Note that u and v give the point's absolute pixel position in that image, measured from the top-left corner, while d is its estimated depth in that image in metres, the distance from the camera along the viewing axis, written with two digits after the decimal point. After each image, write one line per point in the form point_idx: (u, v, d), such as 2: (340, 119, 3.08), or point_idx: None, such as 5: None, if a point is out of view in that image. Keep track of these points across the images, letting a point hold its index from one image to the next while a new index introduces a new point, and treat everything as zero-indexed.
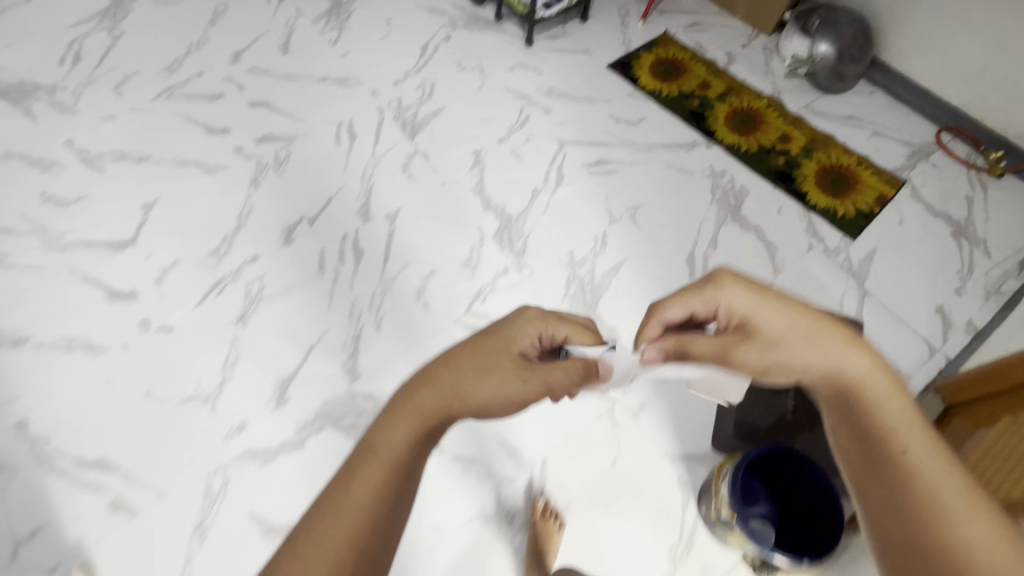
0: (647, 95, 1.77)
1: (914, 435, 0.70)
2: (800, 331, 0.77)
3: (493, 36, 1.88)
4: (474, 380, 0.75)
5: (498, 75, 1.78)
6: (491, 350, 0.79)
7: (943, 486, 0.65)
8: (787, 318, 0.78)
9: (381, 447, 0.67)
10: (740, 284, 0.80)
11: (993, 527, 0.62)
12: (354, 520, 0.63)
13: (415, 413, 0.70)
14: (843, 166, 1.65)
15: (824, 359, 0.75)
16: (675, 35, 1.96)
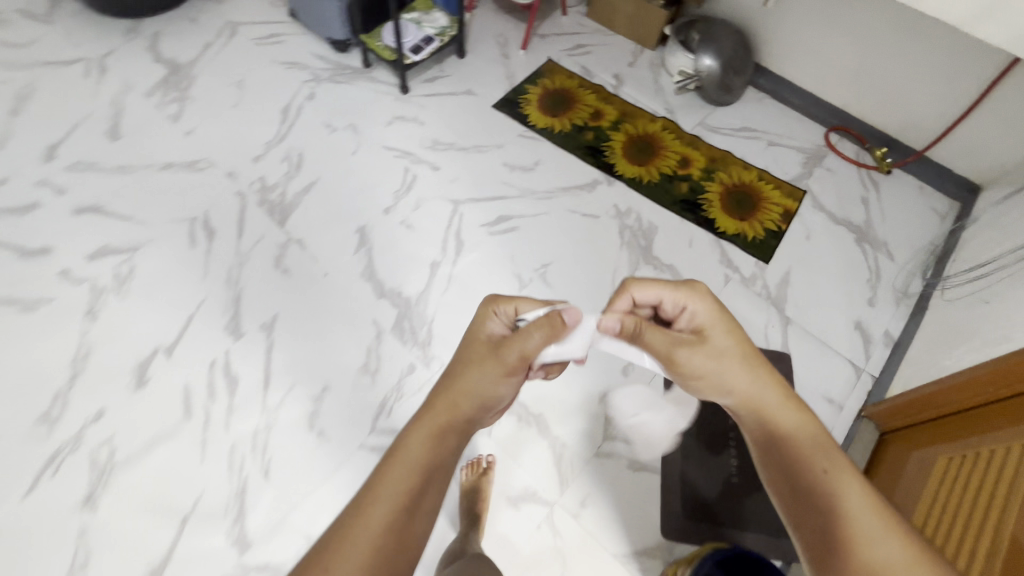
0: (540, 134, 1.66)
1: (829, 462, 0.68)
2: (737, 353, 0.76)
3: (364, 87, 1.70)
4: (465, 372, 0.75)
5: (375, 132, 1.60)
6: (472, 345, 0.78)
7: (858, 509, 0.64)
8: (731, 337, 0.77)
9: (399, 453, 0.66)
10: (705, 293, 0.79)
11: (907, 549, 0.60)
12: (380, 527, 0.59)
13: (425, 417, 0.70)
14: (745, 184, 1.61)
15: (753, 386, 0.75)
16: (559, 62, 1.86)
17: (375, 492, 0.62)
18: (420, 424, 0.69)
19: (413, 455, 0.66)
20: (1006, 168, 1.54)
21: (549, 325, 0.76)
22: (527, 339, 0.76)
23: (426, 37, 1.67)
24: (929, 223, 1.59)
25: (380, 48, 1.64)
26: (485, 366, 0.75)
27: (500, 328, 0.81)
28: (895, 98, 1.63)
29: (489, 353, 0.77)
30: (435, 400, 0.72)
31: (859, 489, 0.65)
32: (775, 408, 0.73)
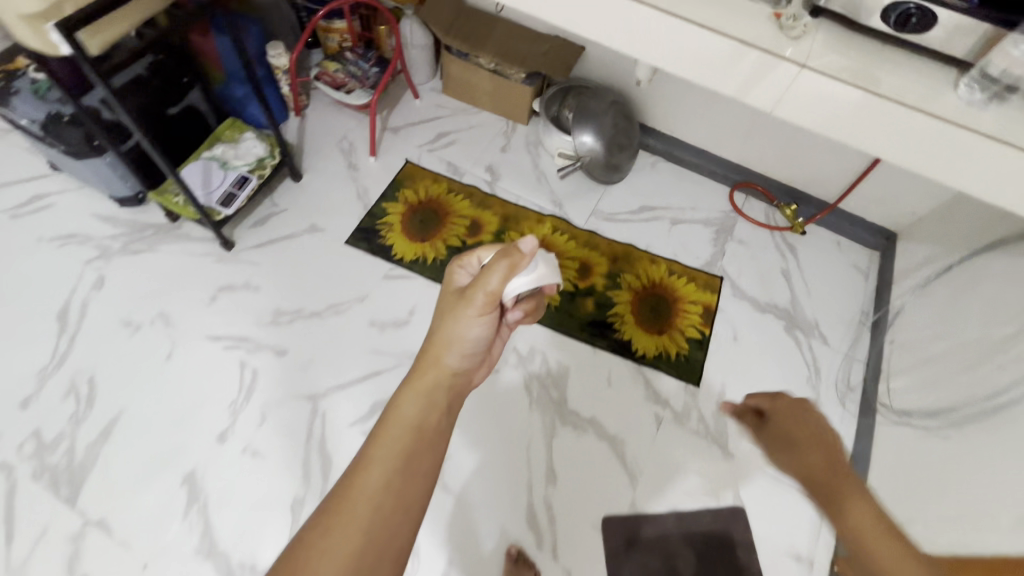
0: (411, 268, 1.37)
1: (856, 500, 0.59)
2: (802, 427, 0.69)
3: (173, 252, 1.33)
4: (440, 322, 0.76)
5: (195, 316, 1.24)
6: (445, 302, 0.78)
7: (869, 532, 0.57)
8: (791, 418, 0.71)
9: (388, 425, 0.69)
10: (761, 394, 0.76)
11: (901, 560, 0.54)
12: (371, 499, 0.64)
13: (409, 381, 0.72)
14: (656, 284, 1.40)
15: (815, 469, 0.65)
16: (420, 163, 1.56)
17: (364, 465, 0.66)
18: (406, 392, 0.72)
19: (397, 429, 0.69)
20: (919, 216, 1.41)
21: (507, 253, 0.73)
22: (489, 276, 0.73)
23: (237, 178, 1.30)
24: (855, 286, 1.44)
25: (181, 207, 1.28)
26: (458, 314, 0.76)
27: (468, 278, 0.82)
28: (796, 153, 1.46)
29: (457, 300, 0.76)
30: (415, 366, 0.74)
31: (870, 505, 0.59)
32: (829, 479, 0.62)
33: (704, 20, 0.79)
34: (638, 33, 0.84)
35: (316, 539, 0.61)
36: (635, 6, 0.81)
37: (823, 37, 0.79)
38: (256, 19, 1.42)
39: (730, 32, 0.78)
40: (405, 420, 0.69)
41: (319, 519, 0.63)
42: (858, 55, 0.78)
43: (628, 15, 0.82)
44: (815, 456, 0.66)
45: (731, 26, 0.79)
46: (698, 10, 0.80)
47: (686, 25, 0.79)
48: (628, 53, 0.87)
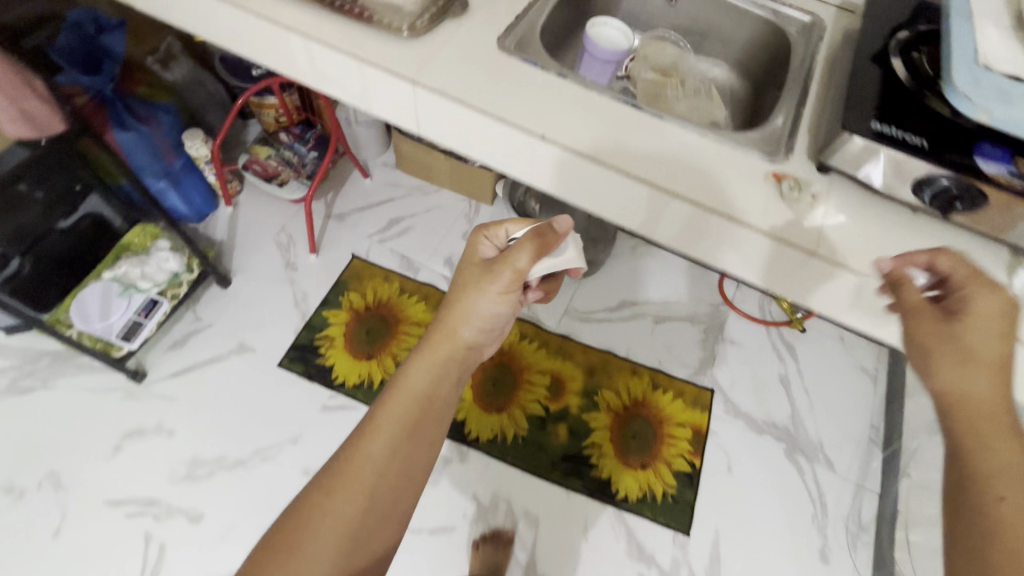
0: (355, 395, 1.18)
1: (996, 438, 0.44)
2: (992, 328, 0.46)
3: (72, 389, 1.13)
4: (459, 295, 0.67)
5: (92, 474, 1.05)
6: (466, 270, 0.69)
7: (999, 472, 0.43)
8: (1003, 310, 0.47)
9: (398, 390, 0.62)
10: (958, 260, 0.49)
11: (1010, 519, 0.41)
12: (382, 460, 0.58)
13: (427, 349, 0.65)
14: (639, 401, 1.22)
15: (984, 399, 0.45)
16: (369, 257, 1.36)
17: (374, 427, 0.59)
18: (420, 358, 0.64)
19: (410, 397, 0.61)
20: None
21: (540, 232, 0.66)
22: (517, 255, 0.65)
23: (143, 303, 1.10)
24: (864, 393, 1.27)
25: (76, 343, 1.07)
26: (481, 286, 0.66)
27: (491, 253, 0.71)
28: None
29: (483, 271, 0.67)
30: (432, 334, 0.66)
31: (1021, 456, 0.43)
32: (979, 411, 0.45)
33: (682, 184, 0.61)
34: (600, 190, 0.65)
35: (321, 499, 0.56)
36: (594, 166, 0.63)
37: (836, 204, 0.61)
38: (170, 104, 1.22)
39: (715, 204, 0.60)
40: (416, 387, 0.62)
41: (326, 475, 0.57)
42: (885, 228, 0.60)
43: (584, 174, 0.64)
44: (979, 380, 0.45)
45: (717, 191, 0.60)
46: (671, 171, 0.62)
47: (659, 194, 0.61)
48: (590, 208, 0.68)
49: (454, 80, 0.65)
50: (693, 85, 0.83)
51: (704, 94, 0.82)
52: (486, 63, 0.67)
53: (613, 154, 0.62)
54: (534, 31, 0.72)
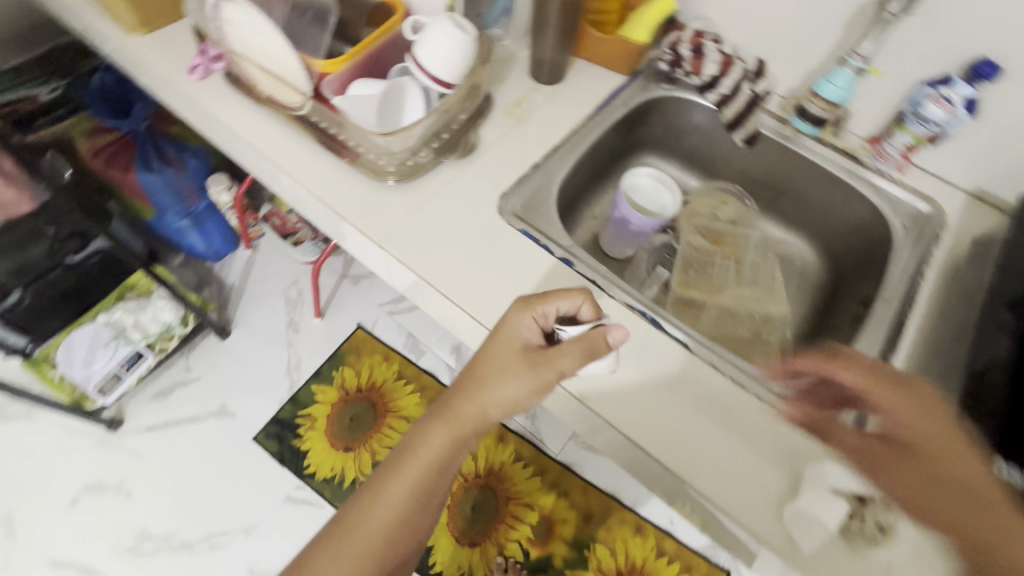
0: (322, 490, 1.08)
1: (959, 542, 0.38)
2: (913, 435, 0.40)
3: (48, 425, 1.10)
4: (486, 378, 0.47)
5: (46, 527, 1.01)
6: (496, 333, 0.48)
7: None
8: (923, 408, 0.41)
9: (412, 454, 0.50)
10: (853, 371, 0.42)
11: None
12: (397, 515, 0.50)
13: (445, 417, 0.49)
14: (636, 569, 1.04)
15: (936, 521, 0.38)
16: (374, 330, 1.27)
17: (376, 496, 0.50)
18: (433, 426, 0.50)
19: (425, 462, 0.50)
20: None
21: (593, 339, 0.44)
22: (560, 360, 0.45)
23: (128, 355, 1.06)
24: None
25: (58, 385, 1.05)
26: (514, 372, 0.46)
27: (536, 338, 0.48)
28: None
29: (520, 355, 0.46)
30: (449, 404, 0.49)
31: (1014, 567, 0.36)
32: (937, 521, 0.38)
33: (687, 458, 0.48)
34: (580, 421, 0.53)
35: (321, 558, 0.49)
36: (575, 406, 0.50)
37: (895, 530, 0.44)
38: (200, 146, 1.17)
39: (713, 496, 0.47)
40: (433, 454, 0.50)
41: (339, 523, 0.50)
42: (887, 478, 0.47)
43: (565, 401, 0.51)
44: (934, 487, 0.39)
45: (736, 481, 0.47)
46: (681, 434, 0.49)
47: (653, 464, 0.48)
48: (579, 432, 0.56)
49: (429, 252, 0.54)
50: (750, 263, 0.67)
51: (758, 281, 0.65)
52: (476, 233, 0.55)
53: (609, 394, 0.50)
54: (550, 189, 0.59)
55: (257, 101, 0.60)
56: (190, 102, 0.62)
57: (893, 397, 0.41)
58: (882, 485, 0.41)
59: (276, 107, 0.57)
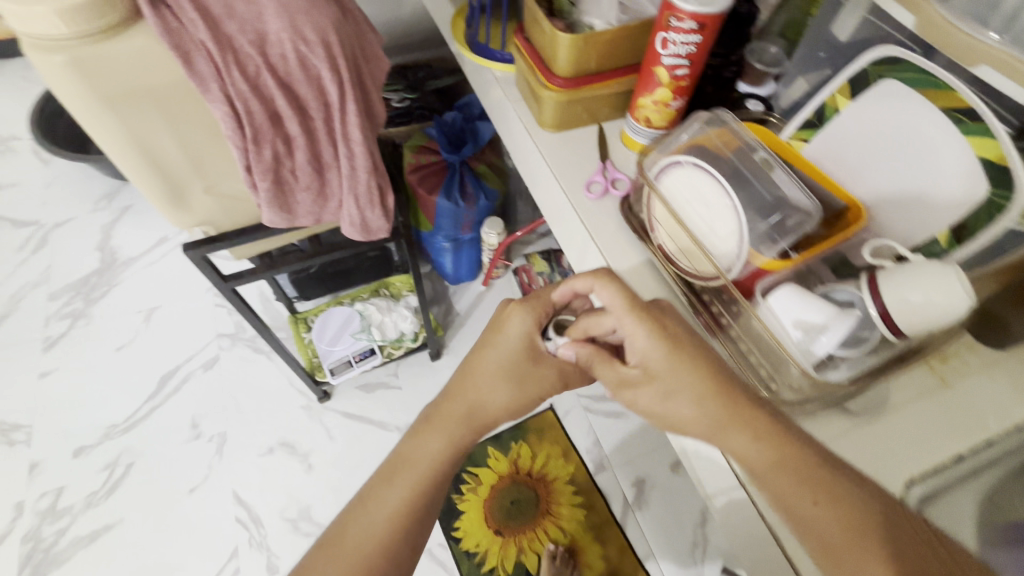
0: (460, 561, 1.05)
1: (735, 432, 0.41)
2: (654, 348, 0.46)
3: (279, 369, 1.23)
4: (484, 381, 0.53)
5: (243, 462, 1.13)
6: (485, 345, 0.55)
7: (768, 467, 0.40)
8: (664, 328, 0.47)
9: (412, 455, 0.51)
10: (616, 293, 0.47)
11: (831, 514, 0.36)
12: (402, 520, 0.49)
13: (441, 418, 0.52)
14: None
15: (706, 419, 0.43)
16: (565, 418, 1.19)
17: (377, 501, 0.49)
18: (428, 429, 0.52)
19: (425, 467, 0.50)
20: None
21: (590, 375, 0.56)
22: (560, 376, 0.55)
23: (362, 349, 1.15)
24: None
25: (304, 346, 1.17)
26: (512, 381, 0.53)
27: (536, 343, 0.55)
28: None
29: (521, 366, 0.54)
30: (445, 407, 0.53)
31: (781, 439, 0.40)
32: (704, 418, 0.43)
33: None
34: None
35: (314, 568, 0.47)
36: None
37: None
38: (496, 190, 1.20)
39: None
40: (432, 458, 0.51)
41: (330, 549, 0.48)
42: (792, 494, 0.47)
43: None
44: (689, 385, 0.44)
45: None
46: None
47: None
48: None
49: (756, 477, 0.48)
50: None
51: None
52: None
53: None
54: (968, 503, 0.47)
55: (645, 242, 0.56)
56: (574, 214, 0.60)
57: (645, 322, 0.47)
58: (642, 404, 0.47)
59: (664, 257, 0.54)
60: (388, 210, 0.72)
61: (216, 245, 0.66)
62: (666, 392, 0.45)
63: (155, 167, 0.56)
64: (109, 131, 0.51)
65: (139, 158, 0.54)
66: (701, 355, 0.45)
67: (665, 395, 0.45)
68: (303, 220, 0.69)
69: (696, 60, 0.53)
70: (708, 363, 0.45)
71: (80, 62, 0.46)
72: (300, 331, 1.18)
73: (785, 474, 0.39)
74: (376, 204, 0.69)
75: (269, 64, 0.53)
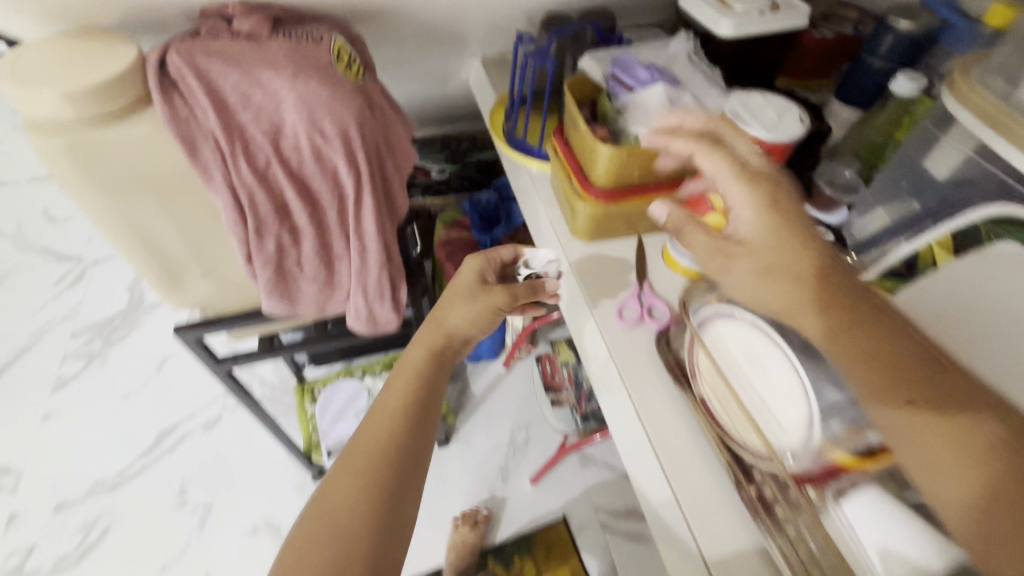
0: None
1: (825, 316, 0.33)
2: (763, 216, 0.37)
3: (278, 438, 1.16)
4: (439, 306, 0.51)
5: (223, 540, 1.04)
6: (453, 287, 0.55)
7: (872, 355, 0.31)
8: (764, 183, 0.38)
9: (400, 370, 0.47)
10: (723, 161, 0.40)
11: (944, 420, 0.29)
12: (373, 473, 0.40)
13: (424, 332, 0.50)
14: None
15: (794, 298, 0.34)
16: (577, 536, 1.05)
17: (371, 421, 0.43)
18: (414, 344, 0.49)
19: (413, 375, 0.46)
20: None
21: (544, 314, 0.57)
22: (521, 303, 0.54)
23: None
24: None
25: (305, 419, 1.10)
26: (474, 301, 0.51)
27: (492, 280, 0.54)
28: None
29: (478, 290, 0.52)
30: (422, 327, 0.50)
31: (899, 338, 0.32)
32: (793, 300, 0.35)
33: None
34: None
35: (321, 500, 0.39)
36: None
37: None
38: None
39: None
40: (416, 369, 0.47)
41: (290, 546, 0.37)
42: None
43: None
44: (797, 256, 0.35)
45: None
46: None
47: None
48: None
49: (728, 568, 0.40)
50: None
51: None
52: None
53: None
54: None
55: (683, 389, 0.46)
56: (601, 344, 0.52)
57: (760, 192, 0.38)
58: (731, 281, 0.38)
59: (708, 415, 0.43)
60: (399, 304, 0.66)
61: (213, 328, 0.61)
62: (758, 247, 0.36)
63: (149, 250, 0.52)
64: (104, 213, 0.48)
65: (133, 241, 0.51)
66: (818, 239, 0.36)
67: (756, 251, 0.36)
68: (305, 309, 0.63)
69: None
70: (817, 245, 0.36)
71: (78, 146, 0.43)
72: (306, 400, 1.12)
73: (885, 367, 0.31)
74: (386, 299, 0.63)
75: (281, 155, 0.49)
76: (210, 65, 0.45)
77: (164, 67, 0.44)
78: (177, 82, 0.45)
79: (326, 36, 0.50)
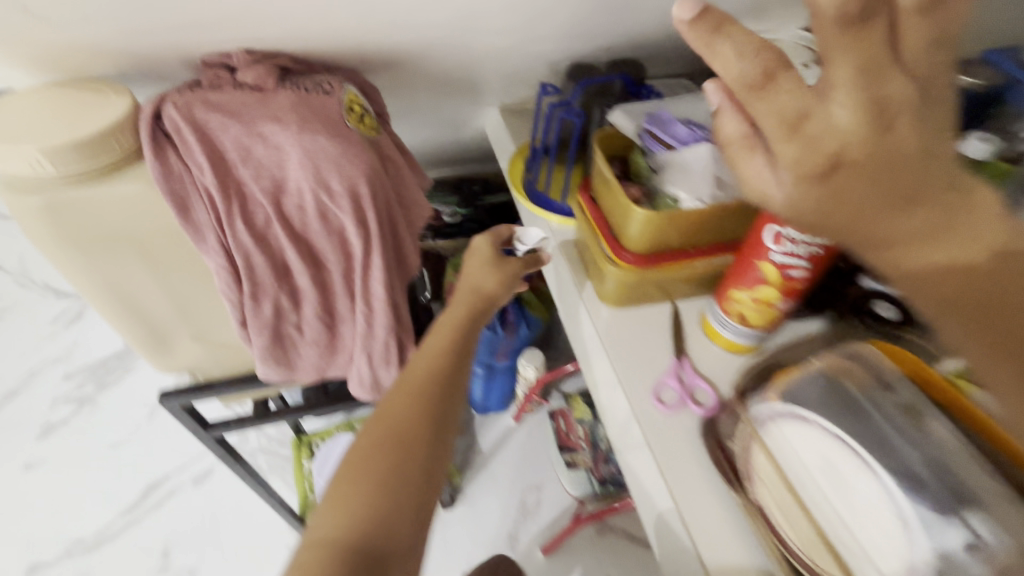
0: None
1: (913, 244, 0.26)
2: (817, 173, 0.25)
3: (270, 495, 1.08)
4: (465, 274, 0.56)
5: None
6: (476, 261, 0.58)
7: (941, 293, 0.27)
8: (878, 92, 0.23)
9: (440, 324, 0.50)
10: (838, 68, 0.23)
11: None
12: (426, 398, 0.43)
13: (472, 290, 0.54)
14: None
15: (874, 236, 0.26)
16: None
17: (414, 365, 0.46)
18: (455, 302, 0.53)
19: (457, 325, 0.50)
20: None
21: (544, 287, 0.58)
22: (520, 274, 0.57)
23: None
24: None
25: (301, 477, 1.03)
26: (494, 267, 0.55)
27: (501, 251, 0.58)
28: None
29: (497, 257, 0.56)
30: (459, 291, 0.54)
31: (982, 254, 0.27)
32: (874, 234, 0.26)
33: None
34: None
35: (378, 419, 0.41)
36: None
37: None
38: (541, 321, 1.06)
39: None
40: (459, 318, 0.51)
41: (347, 456, 0.39)
42: None
43: None
44: (884, 202, 0.25)
45: None
46: None
47: None
48: None
49: None
50: None
51: None
52: None
53: None
54: None
55: (734, 490, 0.39)
56: (634, 430, 0.46)
57: (801, 133, 0.25)
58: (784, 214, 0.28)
59: (771, 531, 0.36)
60: None
61: (203, 394, 0.56)
62: (842, 186, 0.25)
63: (135, 313, 0.48)
64: (85, 275, 0.43)
65: (117, 304, 0.46)
66: (923, 159, 0.25)
67: (834, 189, 0.25)
68: (303, 374, 0.58)
69: (817, 264, 0.41)
70: (913, 169, 0.25)
71: (57, 207, 0.38)
72: (303, 455, 1.05)
73: (954, 306, 0.27)
74: (393, 365, 0.57)
75: (283, 215, 0.45)
76: (210, 119, 0.40)
77: (159, 119, 0.40)
78: (172, 137, 0.40)
79: (338, 88, 0.46)
